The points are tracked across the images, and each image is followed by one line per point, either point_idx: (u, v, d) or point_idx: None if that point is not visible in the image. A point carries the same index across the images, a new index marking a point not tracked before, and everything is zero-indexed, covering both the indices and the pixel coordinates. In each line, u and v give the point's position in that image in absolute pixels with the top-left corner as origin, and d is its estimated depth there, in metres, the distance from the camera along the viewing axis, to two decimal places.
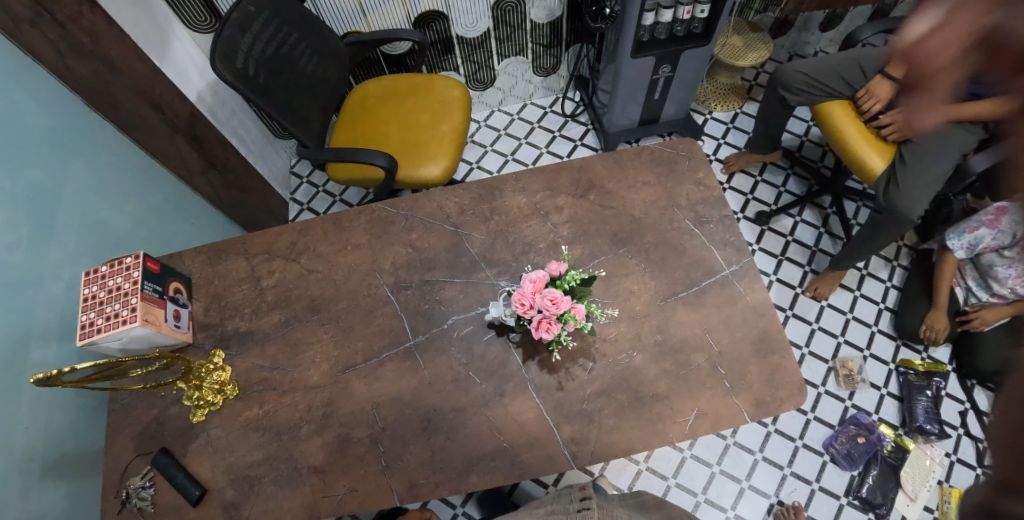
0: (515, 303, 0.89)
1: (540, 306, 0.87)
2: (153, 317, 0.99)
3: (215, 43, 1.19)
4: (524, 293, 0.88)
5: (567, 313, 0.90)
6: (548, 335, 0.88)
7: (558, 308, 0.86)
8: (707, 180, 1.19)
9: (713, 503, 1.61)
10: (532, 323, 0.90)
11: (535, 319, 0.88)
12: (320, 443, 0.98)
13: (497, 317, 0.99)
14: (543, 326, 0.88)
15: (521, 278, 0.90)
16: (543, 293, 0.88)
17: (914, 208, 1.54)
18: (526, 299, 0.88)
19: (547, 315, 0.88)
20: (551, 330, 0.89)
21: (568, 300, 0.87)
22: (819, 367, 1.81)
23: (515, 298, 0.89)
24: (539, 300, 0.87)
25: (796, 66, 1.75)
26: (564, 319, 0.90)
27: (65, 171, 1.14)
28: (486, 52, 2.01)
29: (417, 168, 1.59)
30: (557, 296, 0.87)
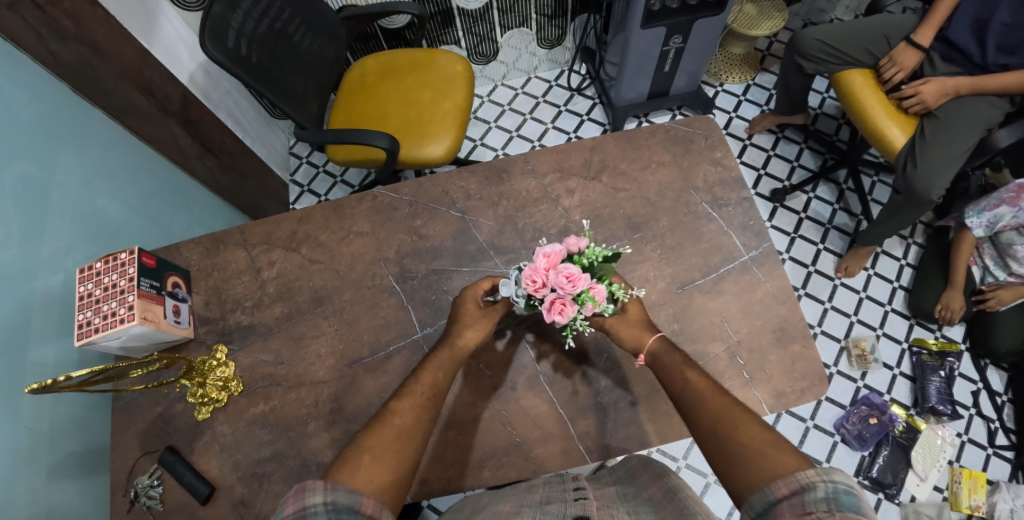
0: (525, 281, 0.75)
1: (554, 284, 0.74)
2: (152, 315, 0.95)
3: (204, 20, 1.10)
4: (536, 268, 0.75)
5: (586, 293, 0.77)
6: (562, 318, 0.76)
7: (576, 287, 0.73)
8: (725, 160, 1.14)
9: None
10: (544, 304, 0.77)
11: (547, 299, 0.75)
12: (328, 439, 0.96)
13: (504, 297, 0.88)
14: (556, 308, 0.75)
15: (534, 250, 0.76)
16: (558, 270, 0.74)
17: (935, 186, 1.48)
18: (538, 276, 0.75)
19: (562, 295, 0.75)
20: (565, 314, 0.75)
21: (586, 279, 0.74)
22: (832, 347, 1.78)
23: (524, 273, 0.76)
24: (553, 277, 0.74)
25: (815, 32, 1.67)
26: (581, 301, 0.77)
27: (54, 161, 1.08)
28: (488, 24, 1.92)
29: (420, 147, 1.53)
30: (575, 273, 0.73)
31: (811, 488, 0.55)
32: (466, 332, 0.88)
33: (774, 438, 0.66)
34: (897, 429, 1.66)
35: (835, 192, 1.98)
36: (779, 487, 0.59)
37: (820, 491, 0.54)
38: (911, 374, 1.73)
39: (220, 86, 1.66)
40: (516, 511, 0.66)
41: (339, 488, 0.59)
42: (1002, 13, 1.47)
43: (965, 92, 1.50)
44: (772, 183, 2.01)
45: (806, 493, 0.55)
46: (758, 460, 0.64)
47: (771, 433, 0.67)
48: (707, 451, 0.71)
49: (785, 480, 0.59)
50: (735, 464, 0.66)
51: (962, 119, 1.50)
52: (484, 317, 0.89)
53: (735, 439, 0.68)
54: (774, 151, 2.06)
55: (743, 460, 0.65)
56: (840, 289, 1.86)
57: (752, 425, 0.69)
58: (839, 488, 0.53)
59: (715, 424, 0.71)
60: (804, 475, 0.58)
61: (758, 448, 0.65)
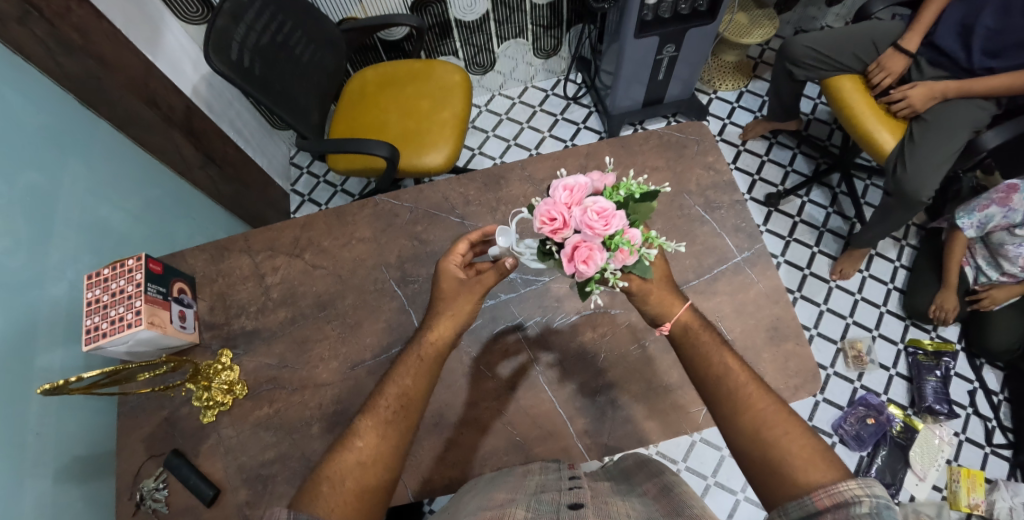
0: (543, 219, 0.64)
1: (578, 222, 0.63)
2: (158, 319, 0.97)
3: (208, 34, 1.13)
4: (556, 203, 0.64)
5: (619, 237, 0.66)
6: (590, 265, 0.62)
7: (607, 226, 0.62)
8: (717, 164, 1.17)
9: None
10: (566, 249, 0.64)
11: (570, 244, 0.63)
12: (331, 440, 0.98)
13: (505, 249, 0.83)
14: (581, 253, 0.62)
15: (552, 185, 0.66)
16: (584, 206, 0.64)
17: (925, 187, 1.51)
18: (559, 212, 0.63)
19: (589, 238, 0.63)
20: (592, 262, 0.63)
21: (618, 215, 0.63)
22: (828, 348, 1.80)
23: (539, 209, 0.65)
24: (578, 214, 0.63)
25: (804, 40, 1.71)
26: (612, 246, 0.66)
27: (61, 171, 1.10)
28: (485, 35, 1.96)
29: (419, 156, 1.56)
30: (606, 209, 0.63)
31: (855, 503, 0.56)
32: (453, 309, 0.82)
33: (823, 450, 0.65)
34: (895, 429, 1.67)
35: (829, 196, 2.01)
36: (818, 496, 0.59)
37: (865, 506, 0.56)
38: (907, 374, 1.75)
39: (222, 97, 1.69)
40: (511, 499, 0.67)
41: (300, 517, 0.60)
42: (987, 17, 1.51)
43: (952, 95, 1.53)
44: (766, 188, 2.04)
45: (852, 507, 0.56)
46: (807, 472, 0.63)
47: (817, 445, 0.65)
48: (742, 448, 0.69)
49: (827, 491, 0.59)
50: (776, 472, 0.65)
51: (951, 122, 1.54)
52: (462, 294, 0.82)
53: (780, 446, 0.66)
54: (767, 156, 2.09)
55: (790, 469, 0.64)
56: (835, 291, 1.88)
57: (798, 433, 0.67)
58: (881, 504, 0.56)
59: (755, 423, 0.69)
60: (847, 488, 0.58)
61: (806, 459, 0.64)
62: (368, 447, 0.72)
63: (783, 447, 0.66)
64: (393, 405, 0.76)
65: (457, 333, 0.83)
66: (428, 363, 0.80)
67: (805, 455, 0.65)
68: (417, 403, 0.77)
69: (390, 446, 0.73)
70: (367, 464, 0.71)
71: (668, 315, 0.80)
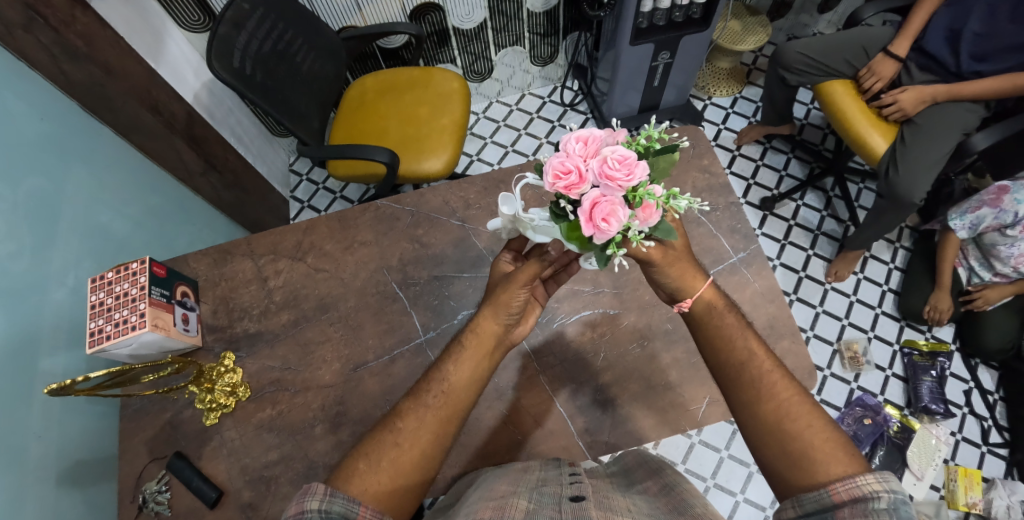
0: (558, 171, 0.62)
1: (596, 175, 0.62)
2: (162, 322, 0.98)
3: (210, 42, 1.16)
4: (570, 156, 0.63)
5: (642, 191, 0.65)
6: (612, 222, 0.60)
7: (629, 175, 0.61)
8: (712, 167, 1.19)
9: (737, 458, 1.65)
10: (585, 206, 0.62)
11: (589, 199, 0.61)
12: (334, 441, 0.98)
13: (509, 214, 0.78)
14: (602, 209, 0.60)
15: (564, 138, 0.65)
16: (601, 157, 0.63)
17: (916, 189, 1.53)
18: (577, 164, 0.62)
19: (609, 192, 0.62)
20: (614, 218, 0.60)
21: (639, 165, 0.62)
22: (824, 349, 1.82)
23: (552, 163, 0.63)
24: (596, 165, 0.62)
25: (796, 46, 1.75)
26: (636, 201, 0.64)
27: (65, 177, 1.12)
28: (483, 43, 1.99)
29: (419, 162, 1.58)
30: (627, 157, 0.62)
31: (873, 498, 0.56)
32: (506, 291, 0.77)
33: (844, 442, 0.64)
34: (891, 429, 1.66)
35: (823, 199, 2.03)
36: (835, 489, 0.59)
37: (883, 502, 0.55)
38: (903, 374, 1.76)
39: (223, 104, 1.71)
40: (512, 492, 0.68)
41: (337, 494, 0.64)
42: (974, 23, 1.55)
43: (941, 99, 1.56)
44: (761, 192, 2.07)
45: (870, 502, 0.56)
46: (828, 465, 0.62)
47: (841, 438, 0.65)
48: (759, 439, 0.68)
49: (844, 483, 0.59)
50: (798, 464, 0.63)
51: (940, 125, 1.57)
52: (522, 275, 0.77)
53: (803, 437, 0.65)
54: (762, 161, 2.12)
55: (812, 462, 0.63)
56: (830, 292, 1.90)
57: (821, 424, 0.66)
58: (899, 499, 0.55)
59: (777, 414, 0.67)
60: (864, 481, 0.58)
61: (828, 453, 0.63)
62: (408, 429, 0.72)
63: (805, 440, 0.64)
64: (439, 394, 0.74)
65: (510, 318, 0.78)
66: (480, 351, 0.77)
67: (828, 448, 0.63)
68: (471, 391, 0.75)
69: (429, 435, 0.72)
70: (404, 447, 0.70)
71: (691, 293, 0.76)
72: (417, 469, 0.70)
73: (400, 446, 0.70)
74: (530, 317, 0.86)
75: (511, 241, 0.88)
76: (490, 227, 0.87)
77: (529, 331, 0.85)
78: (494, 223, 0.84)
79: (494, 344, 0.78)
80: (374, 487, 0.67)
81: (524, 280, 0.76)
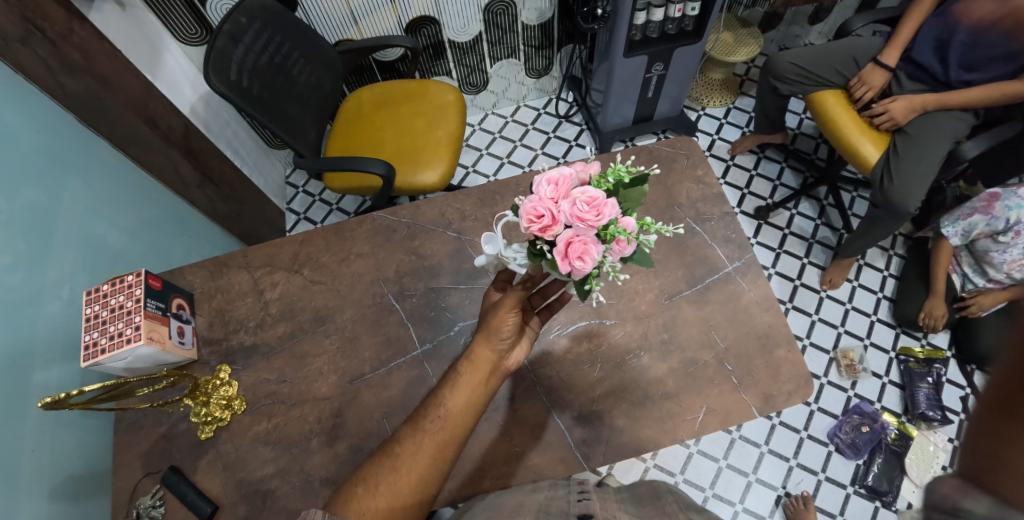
0: (530, 216, 0.65)
1: (568, 216, 0.64)
2: (158, 335, 0.98)
3: (207, 56, 1.17)
4: (542, 199, 0.65)
5: (613, 227, 0.68)
6: (585, 262, 0.63)
7: (599, 216, 0.63)
8: (706, 178, 1.21)
9: (735, 468, 1.66)
10: (557, 247, 0.65)
11: (563, 239, 0.64)
12: (331, 454, 0.98)
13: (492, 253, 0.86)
14: (576, 249, 0.63)
15: (535, 181, 0.67)
16: (571, 198, 0.65)
17: (911, 198, 1.54)
18: (547, 209, 0.64)
19: (581, 232, 0.64)
20: (588, 257, 0.63)
21: (609, 204, 0.64)
22: (821, 358, 1.82)
23: (525, 207, 0.66)
24: (566, 208, 0.64)
25: (788, 56, 1.77)
26: (608, 237, 0.68)
27: (62, 190, 1.12)
28: (478, 56, 2.01)
29: (415, 175, 1.58)
30: (595, 198, 0.64)
31: None
32: (496, 317, 0.82)
33: None
34: (890, 437, 1.67)
35: (817, 208, 2.05)
36: None
37: None
38: (900, 382, 1.76)
39: (220, 117, 1.72)
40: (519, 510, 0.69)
41: None
42: (962, 32, 1.57)
43: (931, 108, 1.58)
44: (756, 201, 2.08)
45: None
46: None
47: None
48: None
49: None
50: None
51: (932, 134, 1.59)
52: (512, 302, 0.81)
53: None
54: (756, 171, 2.14)
55: None
56: (825, 301, 1.91)
57: None
58: None
59: None
60: None
61: None
62: (406, 454, 0.79)
63: None
64: (437, 420, 0.81)
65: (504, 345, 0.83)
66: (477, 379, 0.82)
67: None
68: (469, 416, 0.81)
69: (427, 460, 0.79)
70: (401, 472, 0.78)
71: None
72: (414, 492, 0.77)
73: (397, 471, 0.78)
74: (524, 341, 0.90)
75: (499, 274, 0.90)
76: (477, 263, 0.94)
77: (523, 356, 0.89)
78: (479, 260, 0.92)
79: (490, 370, 0.84)
80: (373, 513, 0.75)
81: (513, 304, 0.81)
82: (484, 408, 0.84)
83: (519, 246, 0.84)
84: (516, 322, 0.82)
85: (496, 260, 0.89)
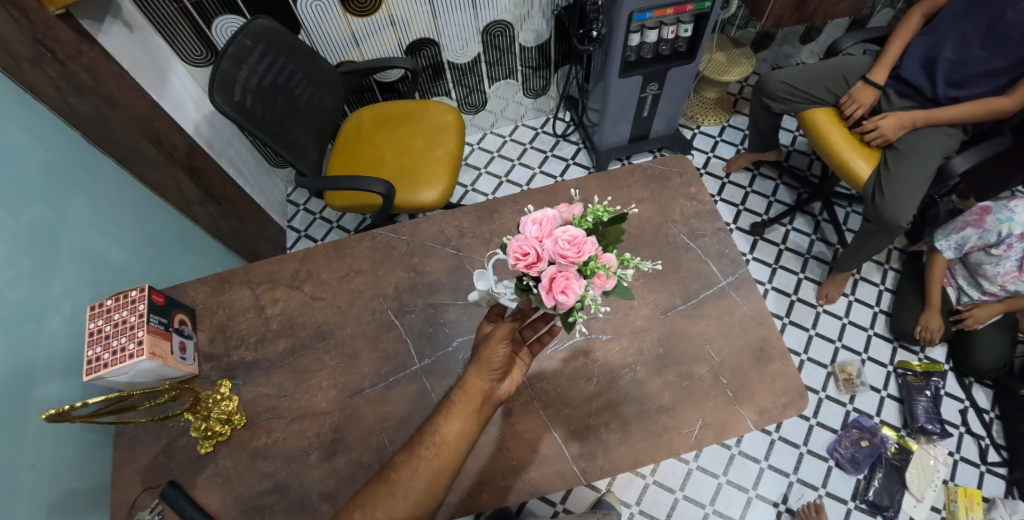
0: (514, 254, 0.68)
1: (551, 253, 0.66)
2: (160, 350, 0.99)
3: (213, 77, 1.20)
4: (527, 238, 0.68)
5: (594, 263, 0.70)
6: (568, 296, 0.65)
7: (579, 253, 0.65)
8: (699, 195, 1.24)
9: (735, 484, 1.65)
10: (542, 282, 0.67)
11: (547, 275, 0.66)
12: (330, 469, 0.98)
13: (486, 290, 0.88)
14: (559, 284, 0.65)
15: (522, 221, 0.70)
16: (554, 237, 0.67)
17: (902, 213, 1.57)
18: (531, 247, 0.67)
19: (564, 268, 0.66)
20: (571, 291, 0.65)
21: (590, 242, 0.66)
22: (819, 372, 1.82)
23: (512, 246, 0.68)
24: (550, 246, 0.66)
25: (779, 75, 1.81)
26: (589, 273, 0.70)
27: (68, 208, 1.15)
28: (477, 76, 2.05)
29: (414, 193, 1.61)
30: (577, 236, 0.66)
31: None
32: (487, 348, 0.83)
33: None
34: (889, 451, 1.67)
35: (811, 223, 2.08)
36: None
37: None
38: (898, 395, 1.76)
39: (223, 136, 1.76)
40: None
41: None
42: (948, 50, 1.61)
43: (920, 124, 1.62)
44: (751, 217, 2.11)
45: None
46: None
47: None
48: None
49: None
50: None
51: (922, 150, 1.62)
52: (502, 333, 0.82)
53: None
54: (751, 187, 2.17)
55: None
56: (822, 315, 1.92)
57: None
58: None
59: None
60: None
61: None
62: (401, 480, 0.82)
63: None
64: (432, 445, 0.83)
65: (496, 377, 0.85)
66: (470, 405, 0.84)
67: None
68: (462, 443, 0.83)
69: (423, 484, 0.81)
70: (399, 497, 0.80)
71: None
72: (408, 515, 0.80)
73: (394, 496, 0.80)
74: (517, 371, 0.91)
75: (493, 306, 0.94)
76: (471, 298, 0.97)
77: (515, 387, 0.90)
78: (473, 295, 0.95)
79: (482, 399, 0.85)
80: None
81: (503, 335, 0.82)
82: (477, 437, 0.85)
83: (508, 282, 0.86)
84: (507, 351, 0.84)
85: (488, 294, 0.92)
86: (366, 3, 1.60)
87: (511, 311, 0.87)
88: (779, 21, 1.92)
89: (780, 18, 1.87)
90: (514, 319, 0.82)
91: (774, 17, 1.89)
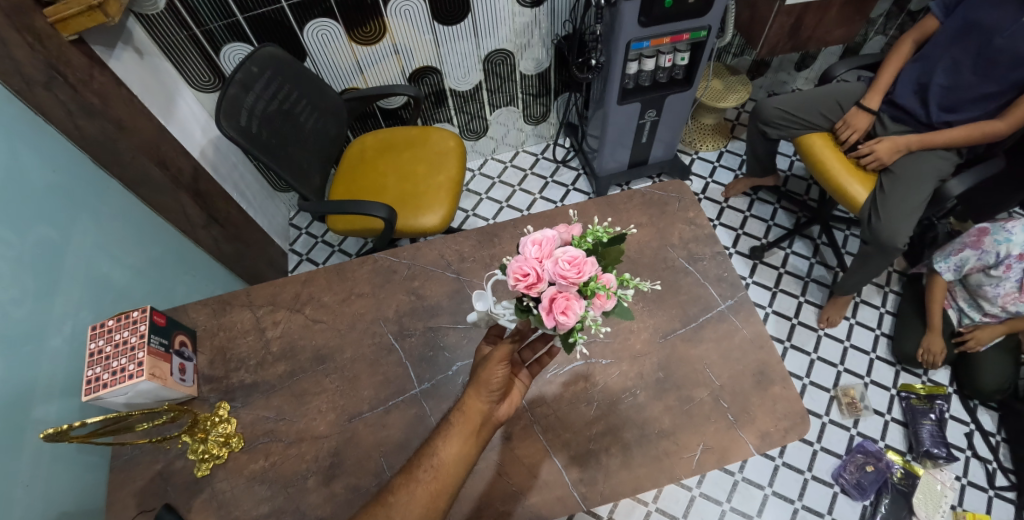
0: (513, 273, 0.69)
1: (551, 274, 0.67)
2: (160, 371, 0.99)
3: (219, 103, 1.23)
4: (527, 259, 0.69)
5: (593, 283, 0.71)
6: (568, 316, 0.66)
7: (580, 274, 0.66)
8: (697, 219, 1.25)
9: (739, 511, 1.62)
10: (542, 301, 0.68)
11: (547, 296, 0.67)
12: (327, 494, 0.97)
13: (485, 311, 0.89)
14: (559, 304, 0.66)
15: (522, 242, 0.71)
16: (554, 258, 0.68)
17: (899, 235, 1.58)
18: (531, 267, 0.68)
19: (564, 288, 0.67)
20: (571, 311, 0.66)
21: (590, 262, 0.67)
22: (822, 397, 1.80)
23: (512, 267, 0.69)
24: (550, 266, 0.67)
25: (774, 102, 1.85)
26: (589, 293, 0.71)
27: (73, 229, 1.16)
28: (478, 103, 2.10)
29: (415, 218, 1.63)
30: (576, 257, 0.67)
31: None
32: (485, 370, 0.83)
33: None
34: (896, 476, 1.63)
35: (811, 247, 2.09)
36: None
37: None
38: (903, 419, 1.74)
39: (228, 160, 1.79)
40: None
41: None
42: (939, 77, 1.65)
43: (915, 147, 1.64)
44: (750, 241, 2.13)
45: None
46: None
47: None
48: None
49: None
50: None
51: (917, 174, 1.64)
52: (501, 356, 0.82)
53: None
54: (750, 212, 2.19)
55: None
56: (824, 338, 1.91)
57: None
58: None
59: None
60: None
61: None
62: (399, 503, 0.81)
63: None
64: (429, 468, 0.82)
65: (495, 400, 0.85)
66: (468, 427, 0.83)
67: None
68: (460, 467, 0.82)
69: (420, 509, 0.80)
70: None
71: None
72: None
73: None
74: (515, 392, 0.91)
75: (492, 327, 0.94)
76: (471, 318, 0.97)
77: (513, 410, 0.89)
78: (471, 316, 0.95)
79: (480, 421, 0.85)
80: None
81: (501, 358, 0.82)
82: (476, 459, 0.85)
83: (507, 302, 0.88)
84: (506, 374, 0.83)
85: (488, 315, 0.93)
86: (371, 32, 1.65)
87: (510, 333, 0.88)
88: (773, 49, 1.97)
89: (774, 46, 1.92)
90: (512, 341, 0.82)
91: (768, 46, 1.93)
